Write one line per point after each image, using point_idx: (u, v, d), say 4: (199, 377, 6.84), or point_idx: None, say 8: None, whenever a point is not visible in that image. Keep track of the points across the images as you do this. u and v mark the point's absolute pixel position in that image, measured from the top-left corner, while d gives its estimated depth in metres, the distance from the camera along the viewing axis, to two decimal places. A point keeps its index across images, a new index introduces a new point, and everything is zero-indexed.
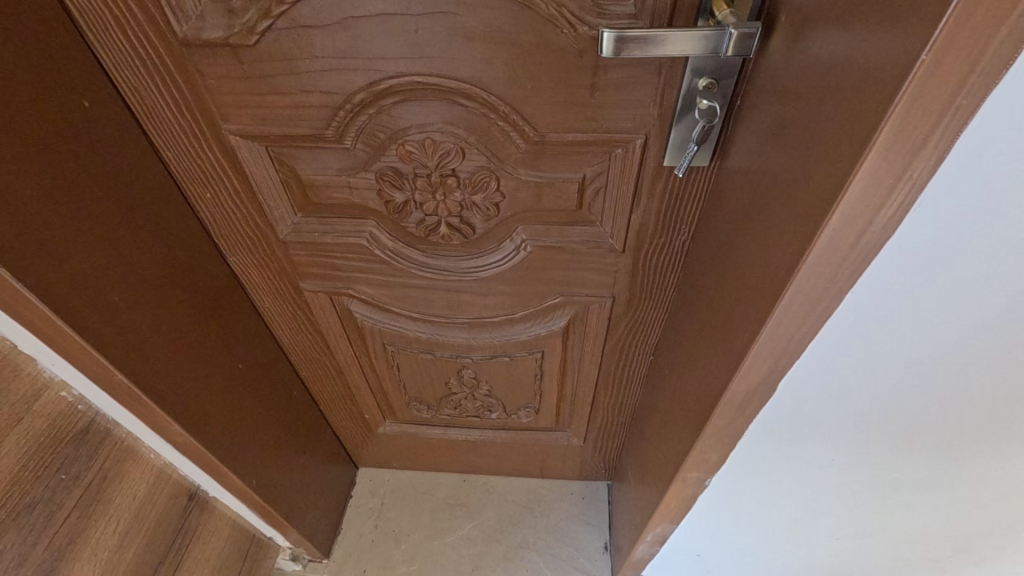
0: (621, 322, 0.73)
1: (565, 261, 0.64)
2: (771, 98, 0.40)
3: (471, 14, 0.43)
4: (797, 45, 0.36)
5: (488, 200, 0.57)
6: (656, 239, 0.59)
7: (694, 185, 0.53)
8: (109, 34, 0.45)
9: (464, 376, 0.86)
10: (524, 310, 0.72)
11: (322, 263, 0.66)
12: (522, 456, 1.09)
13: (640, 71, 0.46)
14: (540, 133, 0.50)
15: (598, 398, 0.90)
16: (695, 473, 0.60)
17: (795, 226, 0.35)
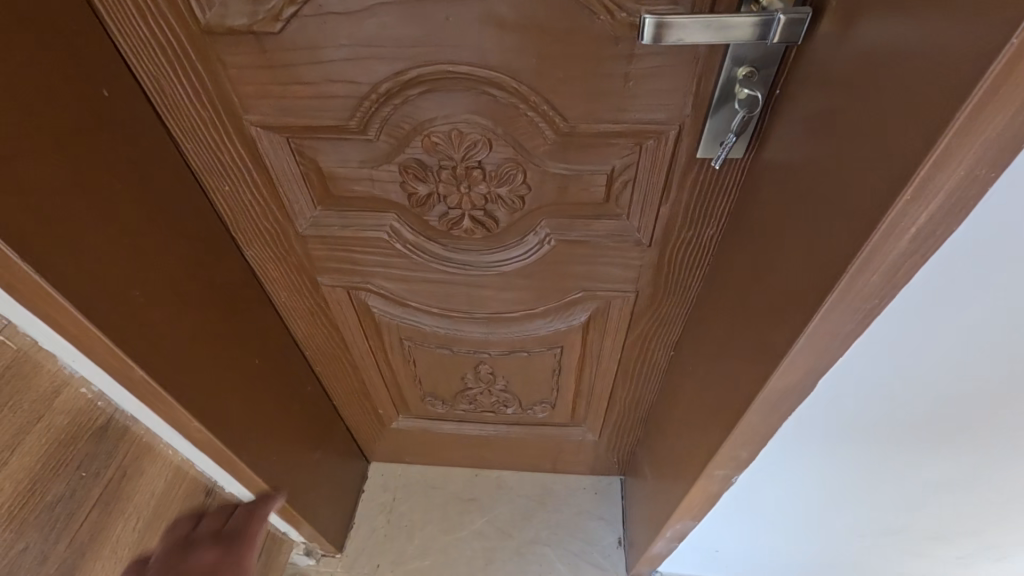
0: (642, 317, 0.71)
1: (589, 255, 0.63)
2: (815, 87, 0.39)
3: (503, 1, 0.41)
4: (847, 33, 0.35)
5: (513, 193, 0.56)
6: (683, 233, 0.58)
7: (726, 177, 0.52)
8: (129, 22, 0.44)
9: (481, 372, 0.85)
10: (544, 305, 0.71)
11: (341, 257, 0.65)
12: (535, 451, 1.09)
13: (676, 60, 0.44)
14: (569, 124, 0.49)
15: (614, 393, 0.89)
16: (721, 471, 0.59)
17: (845, 221, 0.34)
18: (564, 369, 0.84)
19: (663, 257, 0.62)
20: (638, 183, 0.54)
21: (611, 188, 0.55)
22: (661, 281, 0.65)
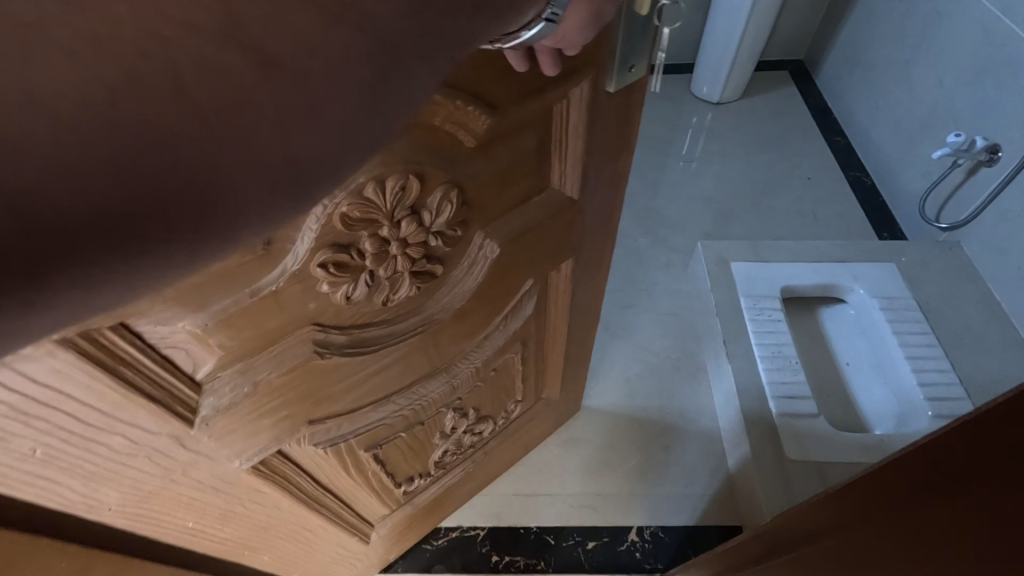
0: (568, 275, 1.04)
1: (524, 231, 0.85)
2: (625, 137, 0.88)
3: None
4: None
5: (476, 252, 0.79)
6: (590, 175, 0.87)
7: (615, 127, 0.83)
8: None
9: (449, 406, 1.06)
10: (500, 291, 0.91)
11: (390, 339, 0.78)
12: (516, 384, 1.20)
13: None
14: (559, 182, 0.83)
15: (552, 387, 1.32)
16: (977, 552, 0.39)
17: None
18: (528, 378, 1.22)
19: (577, 248, 1.00)
20: (559, 147, 0.77)
21: (537, 106, 0.68)
22: (576, 275, 1.06)
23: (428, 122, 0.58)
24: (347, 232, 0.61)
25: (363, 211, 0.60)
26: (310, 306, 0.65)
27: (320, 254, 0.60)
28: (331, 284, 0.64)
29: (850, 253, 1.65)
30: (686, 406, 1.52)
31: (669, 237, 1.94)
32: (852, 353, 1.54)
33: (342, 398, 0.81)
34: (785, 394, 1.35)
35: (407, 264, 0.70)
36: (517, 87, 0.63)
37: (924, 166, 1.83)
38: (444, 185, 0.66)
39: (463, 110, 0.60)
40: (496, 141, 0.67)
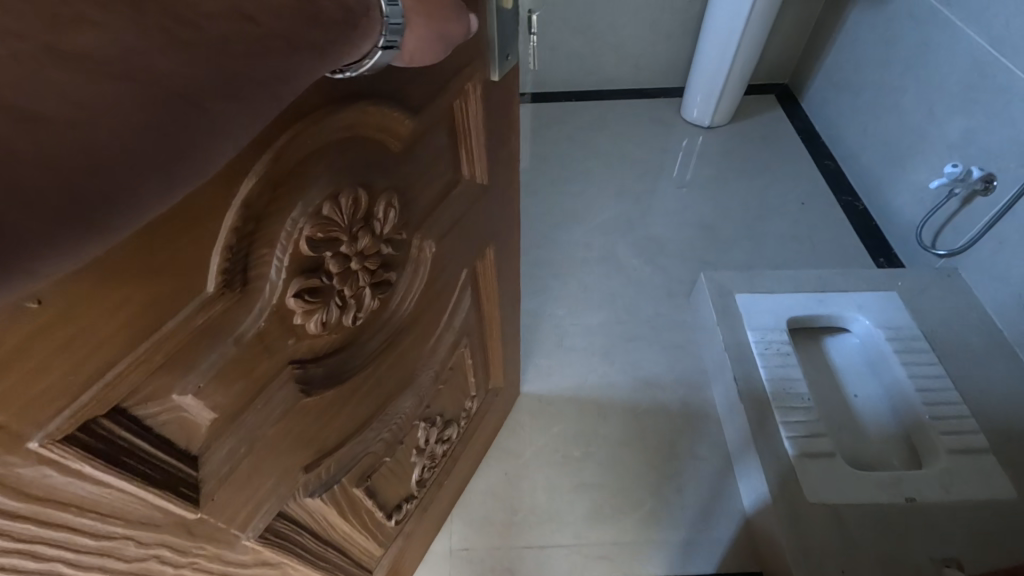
0: (488, 263, 1.07)
1: (451, 223, 0.86)
2: (513, 122, 0.93)
3: None
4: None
5: (417, 254, 0.80)
6: (491, 164, 0.91)
7: (502, 113, 0.88)
8: None
9: (420, 417, 1.05)
10: (442, 284, 0.92)
11: (359, 359, 0.77)
12: (467, 377, 1.20)
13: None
14: (470, 172, 0.87)
15: (496, 376, 1.36)
16: None
17: None
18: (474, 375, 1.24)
19: (493, 235, 1.05)
20: (466, 139, 0.81)
21: (444, 103, 0.71)
22: (497, 258, 1.10)
23: (362, 133, 0.59)
24: (314, 256, 0.59)
25: (325, 232, 0.59)
26: (291, 341, 0.62)
27: (293, 285, 0.58)
28: (307, 315, 0.61)
29: (850, 282, 1.65)
30: (692, 442, 1.49)
31: (668, 266, 1.92)
32: (860, 385, 1.53)
33: (327, 433, 0.77)
34: (803, 434, 1.33)
35: (368, 278, 0.69)
36: (422, 88, 0.66)
37: (916, 192, 1.85)
38: (385, 192, 0.67)
39: (387, 117, 0.61)
40: (415, 142, 0.69)
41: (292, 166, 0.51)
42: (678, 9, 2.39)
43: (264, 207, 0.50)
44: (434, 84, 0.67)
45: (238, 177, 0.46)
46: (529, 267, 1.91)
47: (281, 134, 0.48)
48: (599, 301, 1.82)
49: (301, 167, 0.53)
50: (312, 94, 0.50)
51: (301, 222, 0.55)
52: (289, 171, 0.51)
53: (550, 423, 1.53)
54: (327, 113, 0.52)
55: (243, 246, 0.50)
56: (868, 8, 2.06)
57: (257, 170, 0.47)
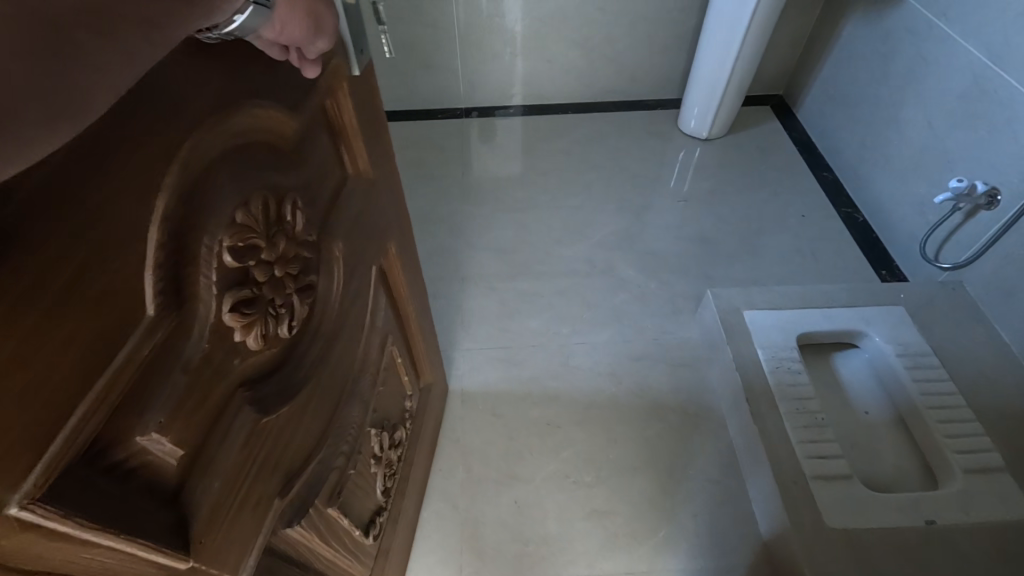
0: (392, 262, 1.00)
1: (354, 223, 0.80)
2: (379, 113, 0.84)
3: None
4: None
5: (332, 259, 0.74)
6: (376, 156, 0.85)
7: (368, 109, 0.80)
8: None
9: (371, 423, 0.99)
10: (362, 284, 0.86)
11: (304, 372, 0.69)
12: (397, 380, 1.13)
13: None
14: (359, 165, 0.80)
15: (425, 373, 1.33)
16: None
17: None
18: (405, 378, 1.17)
19: (395, 232, 0.99)
20: (347, 136, 0.75)
21: (320, 100, 0.65)
22: (402, 255, 1.05)
23: (256, 137, 0.53)
24: (238, 267, 0.53)
25: (245, 240, 0.53)
26: (237, 362, 0.55)
27: (227, 301, 0.52)
28: (246, 330, 0.55)
29: (856, 297, 1.63)
30: (701, 464, 1.46)
31: (670, 282, 1.90)
32: (869, 400, 1.51)
33: (289, 453, 0.69)
34: (817, 456, 1.31)
35: (294, 284, 0.63)
36: (298, 83, 0.60)
37: (917, 204, 1.85)
38: (291, 193, 0.61)
39: (272, 116, 0.55)
40: (303, 141, 0.64)
41: (196, 178, 0.46)
42: (674, 22, 2.38)
43: (184, 223, 0.45)
44: (308, 80, 0.62)
45: (151, 193, 0.41)
46: (530, 284, 1.88)
47: (181, 145, 0.43)
48: (602, 319, 1.78)
49: (207, 179, 0.47)
50: (199, 98, 0.44)
51: (219, 235, 0.50)
52: (196, 183, 0.46)
53: (559, 447, 1.49)
54: (220, 117, 0.47)
55: (172, 267, 0.45)
56: (863, 21, 2.07)
57: (172, 183, 0.43)
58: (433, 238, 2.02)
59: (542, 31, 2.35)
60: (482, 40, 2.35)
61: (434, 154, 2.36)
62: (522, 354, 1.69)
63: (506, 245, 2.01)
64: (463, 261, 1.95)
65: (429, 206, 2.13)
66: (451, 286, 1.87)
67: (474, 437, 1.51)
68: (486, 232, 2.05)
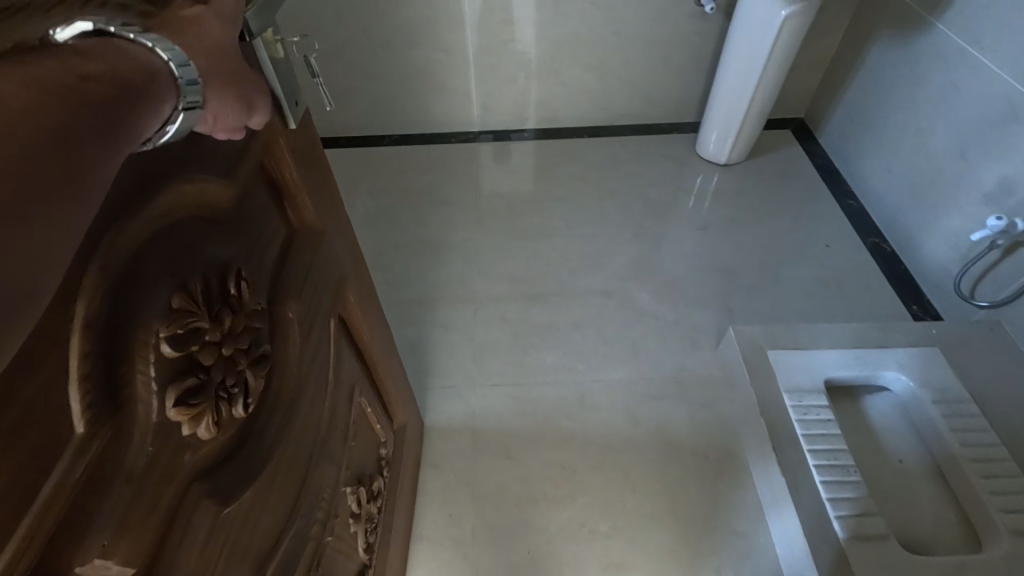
0: (354, 310, 0.92)
1: (311, 281, 0.74)
2: (325, 160, 0.77)
3: None
4: None
5: (291, 324, 0.67)
6: (327, 207, 0.79)
7: (312, 157, 0.74)
8: None
9: (346, 481, 0.90)
10: (326, 343, 0.79)
11: (271, 446, 0.62)
12: (369, 431, 1.03)
13: (117, 49, 0.37)
14: (307, 216, 0.74)
15: (399, 413, 1.24)
16: None
17: None
18: (378, 428, 1.09)
19: (356, 280, 0.92)
20: (291, 192, 0.69)
21: (253, 162, 0.60)
22: (364, 298, 0.97)
23: (184, 215, 0.48)
24: (181, 356, 0.47)
25: (185, 325, 0.47)
26: (185, 458, 0.48)
27: (171, 396, 0.46)
28: (195, 423, 0.48)
29: (887, 336, 1.56)
30: (725, 515, 1.40)
31: (690, 314, 1.84)
32: (905, 448, 1.42)
33: (259, 535, 0.61)
34: (852, 514, 1.23)
35: (247, 359, 0.56)
36: (227, 149, 0.55)
37: (950, 237, 1.78)
38: (233, 266, 0.55)
39: (199, 188, 0.50)
40: (241, 208, 0.58)
41: (118, 276, 0.41)
42: (693, 45, 2.34)
43: (111, 324, 0.41)
44: (238, 146, 0.56)
45: (68, 301, 0.37)
46: (545, 317, 1.83)
47: (97, 244, 0.39)
48: (619, 355, 1.73)
49: (133, 270, 0.43)
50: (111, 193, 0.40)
51: (154, 329, 0.44)
52: (121, 277, 0.41)
53: (576, 493, 1.44)
54: (139, 206, 0.43)
55: (103, 373, 0.40)
56: (889, 45, 2.01)
57: (92, 284, 0.39)
58: (446, 267, 1.99)
59: (557, 54, 2.32)
60: (496, 64, 2.33)
61: (446, 179, 2.34)
62: (536, 391, 1.64)
63: (520, 274, 1.96)
64: (476, 292, 1.91)
65: (441, 234, 2.10)
66: (464, 319, 1.83)
67: (486, 481, 1.46)
68: (500, 261, 2.01)
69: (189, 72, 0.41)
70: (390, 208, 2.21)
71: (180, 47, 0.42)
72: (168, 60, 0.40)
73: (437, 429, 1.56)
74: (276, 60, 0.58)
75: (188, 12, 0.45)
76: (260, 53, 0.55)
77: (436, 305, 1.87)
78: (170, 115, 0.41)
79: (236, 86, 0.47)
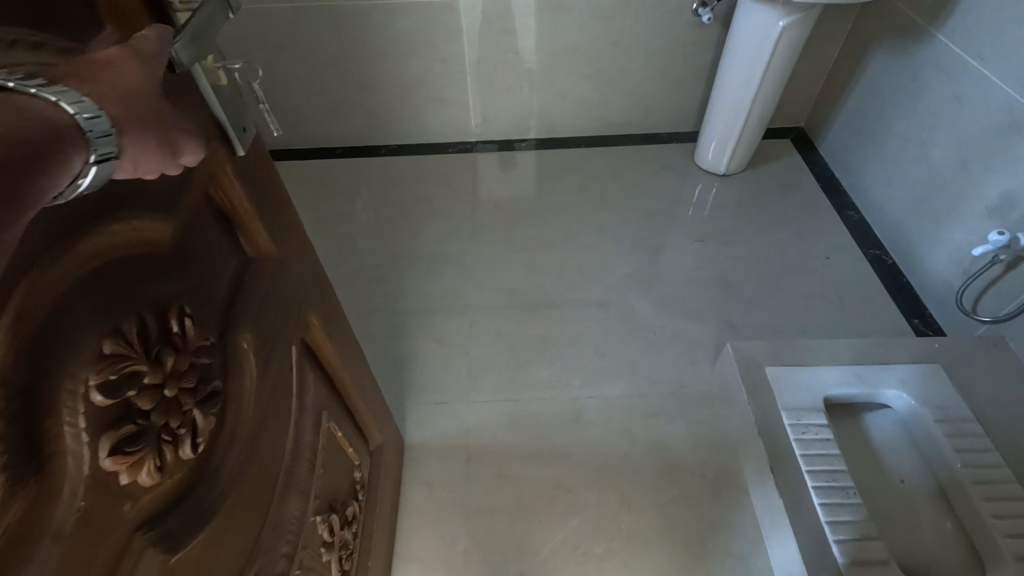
0: (319, 333, 0.91)
1: (268, 310, 0.72)
2: (281, 186, 0.76)
3: None
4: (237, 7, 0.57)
5: (242, 356, 0.66)
6: (284, 231, 0.77)
7: (266, 181, 0.71)
8: None
9: (315, 510, 0.89)
10: (286, 371, 0.78)
11: (223, 485, 0.61)
12: (341, 456, 1.02)
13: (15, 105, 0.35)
14: (264, 243, 0.72)
15: (374, 435, 1.23)
16: None
17: None
18: (351, 452, 1.07)
19: (320, 303, 0.91)
20: (244, 221, 0.67)
21: (198, 193, 0.58)
22: (330, 321, 0.95)
23: (116, 256, 0.47)
24: (115, 404, 0.46)
25: (118, 370, 0.46)
26: (123, 509, 0.47)
27: (105, 445, 0.45)
28: (135, 470, 0.48)
29: (889, 353, 1.53)
30: (723, 535, 1.37)
31: (688, 328, 1.81)
32: (907, 468, 1.39)
33: None
34: (853, 538, 1.20)
35: (192, 399, 0.55)
36: (169, 184, 0.53)
37: (952, 251, 1.75)
38: (174, 304, 0.54)
39: (136, 228, 0.49)
40: (185, 242, 0.56)
41: (39, 328, 0.40)
42: (691, 55, 2.32)
43: (34, 379, 0.39)
44: (181, 180, 0.55)
45: None
46: (541, 331, 1.81)
47: (14, 298, 0.38)
48: (616, 370, 1.70)
49: (58, 320, 0.41)
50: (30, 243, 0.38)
51: (82, 379, 0.43)
52: (43, 329, 0.40)
53: (571, 513, 1.41)
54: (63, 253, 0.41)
55: (25, 431, 0.39)
56: (889, 56, 1.99)
57: (10, 340, 0.37)
58: (441, 280, 1.97)
59: (555, 65, 2.31)
60: (494, 74, 2.32)
61: (444, 190, 2.33)
62: (532, 407, 1.62)
63: (516, 287, 1.94)
64: (472, 304, 1.89)
65: (437, 245, 2.09)
66: (459, 332, 1.81)
67: (479, 500, 1.44)
68: (496, 273, 1.99)
69: (100, 124, 0.39)
70: (386, 220, 2.19)
71: (89, 96, 0.40)
72: (75, 113, 0.38)
73: (431, 446, 1.54)
74: (219, 86, 0.57)
75: (100, 56, 0.42)
76: (201, 81, 0.55)
77: (431, 319, 1.85)
78: (80, 169, 0.39)
79: (161, 129, 0.45)
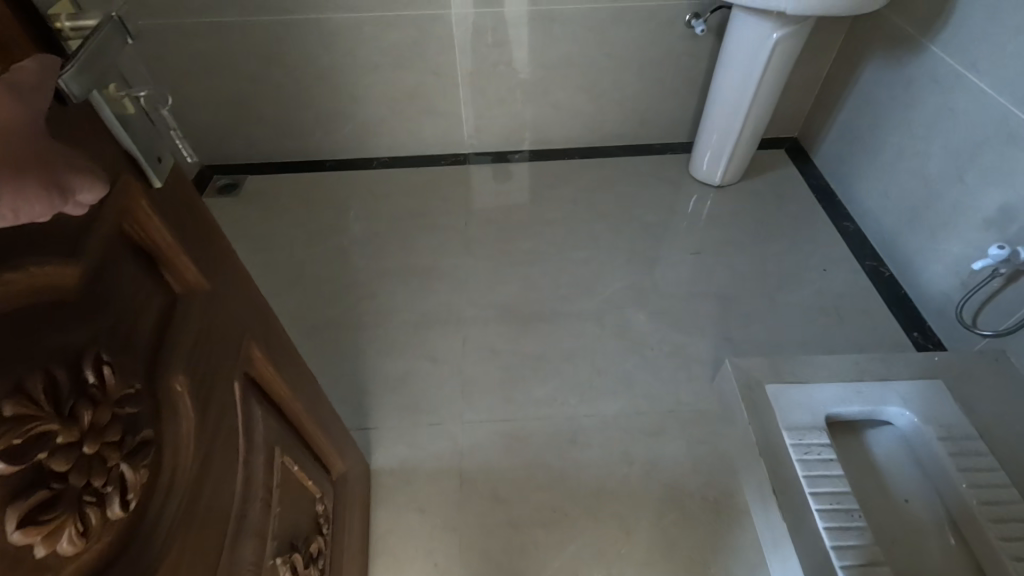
0: (264, 365, 0.87)
1: (206, 349, 0.68)
2: (210, 217, 0.72)
3: None
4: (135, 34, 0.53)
5: (173, 401, 0.62)
6: (217, 262, 0.73)
7: (192, 211, 0.67)
8: None
9: (272, 551, 0.85)
10: (229, 410, 0.74)
11: (163, 540, 0.57)
12: (298, 491, 0.99)
13: None
14: (195, 278, 0.68)
15: (336, 464, 1.20)
16: None
17: None
18: (310, 486, 1.04)
19: (262, 334, 0.86)
20: (171, 257, 0.63)
21: (112, 232, 0.54)
22: (276, 352, 0.92)
23: (14, 311, 0.43)
24: (20, 471, 0.42)
25: (22, 434, 0.43)
26: None
27: (11, 518, 0.41)
28: (51, 540, 0.44)
29: (890, 368, 1.49)
30: (726, 558, 1.33)
31: (686, 343, 1.78)
32: (911, 487, 1.36)
33: None
34: (858, 564, 1.16)
35: (116, 454, 0.51)
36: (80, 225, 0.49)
37: (951, 263, 1.73)
38: (90, 354, 0.50)
39: (40, 276, 0.45)
40: (102, 286, 0.53)
41: None
42: (684, 66, 2.30)
43: None
44: (94, 220, 0.51)
45: None
46: (536, 347, 1.77)
47: None
48: (613, 387, 1.66)
49: None
50: None
51: None
52: None
53: (569, 537, 1.37)
54: None
55: None
56: (882, 67, 1.97)
57: None
58: (434, 295, 1.93)
59: (547, 77, 2.29)
60: (486, 86, 2.29)
61: (436, 203, 2.29)
62: (527, 426, 1.57)
63: (511, 302, 1.90)
64: (465, 320, 1.85)
65: (429, 260, 2.05)
66: (452, 350, 1.76)
67: (473, 525, 1.39)
68: (489, 288, 1.95)
69: None
70: (377, 233, 2.16)
71: None
72: None
73: (424, 470, 1.49)
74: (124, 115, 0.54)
75: None
76: (102, 111, 0.51)
77: (424, 336, 1.80)
78: None
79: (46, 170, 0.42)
